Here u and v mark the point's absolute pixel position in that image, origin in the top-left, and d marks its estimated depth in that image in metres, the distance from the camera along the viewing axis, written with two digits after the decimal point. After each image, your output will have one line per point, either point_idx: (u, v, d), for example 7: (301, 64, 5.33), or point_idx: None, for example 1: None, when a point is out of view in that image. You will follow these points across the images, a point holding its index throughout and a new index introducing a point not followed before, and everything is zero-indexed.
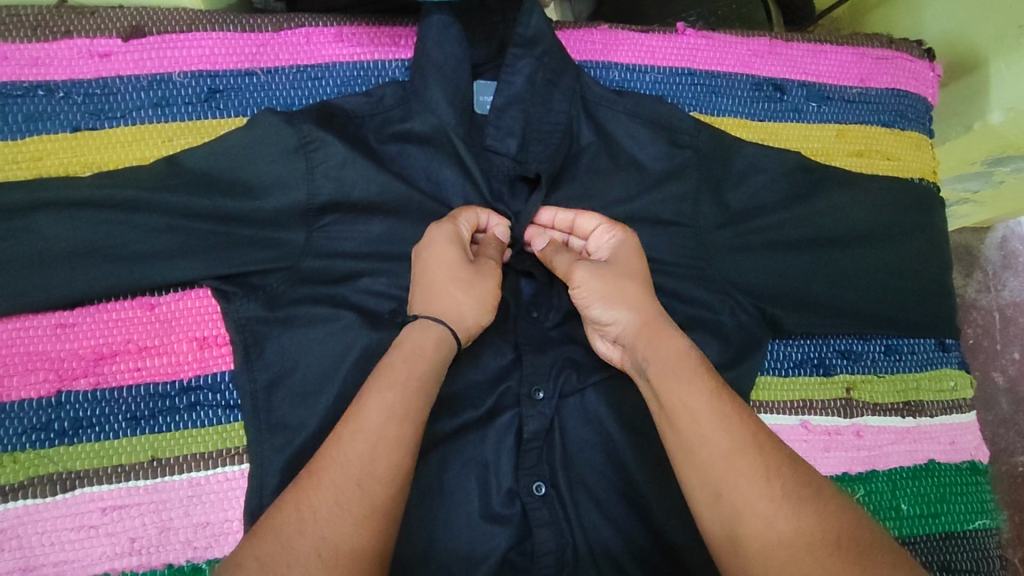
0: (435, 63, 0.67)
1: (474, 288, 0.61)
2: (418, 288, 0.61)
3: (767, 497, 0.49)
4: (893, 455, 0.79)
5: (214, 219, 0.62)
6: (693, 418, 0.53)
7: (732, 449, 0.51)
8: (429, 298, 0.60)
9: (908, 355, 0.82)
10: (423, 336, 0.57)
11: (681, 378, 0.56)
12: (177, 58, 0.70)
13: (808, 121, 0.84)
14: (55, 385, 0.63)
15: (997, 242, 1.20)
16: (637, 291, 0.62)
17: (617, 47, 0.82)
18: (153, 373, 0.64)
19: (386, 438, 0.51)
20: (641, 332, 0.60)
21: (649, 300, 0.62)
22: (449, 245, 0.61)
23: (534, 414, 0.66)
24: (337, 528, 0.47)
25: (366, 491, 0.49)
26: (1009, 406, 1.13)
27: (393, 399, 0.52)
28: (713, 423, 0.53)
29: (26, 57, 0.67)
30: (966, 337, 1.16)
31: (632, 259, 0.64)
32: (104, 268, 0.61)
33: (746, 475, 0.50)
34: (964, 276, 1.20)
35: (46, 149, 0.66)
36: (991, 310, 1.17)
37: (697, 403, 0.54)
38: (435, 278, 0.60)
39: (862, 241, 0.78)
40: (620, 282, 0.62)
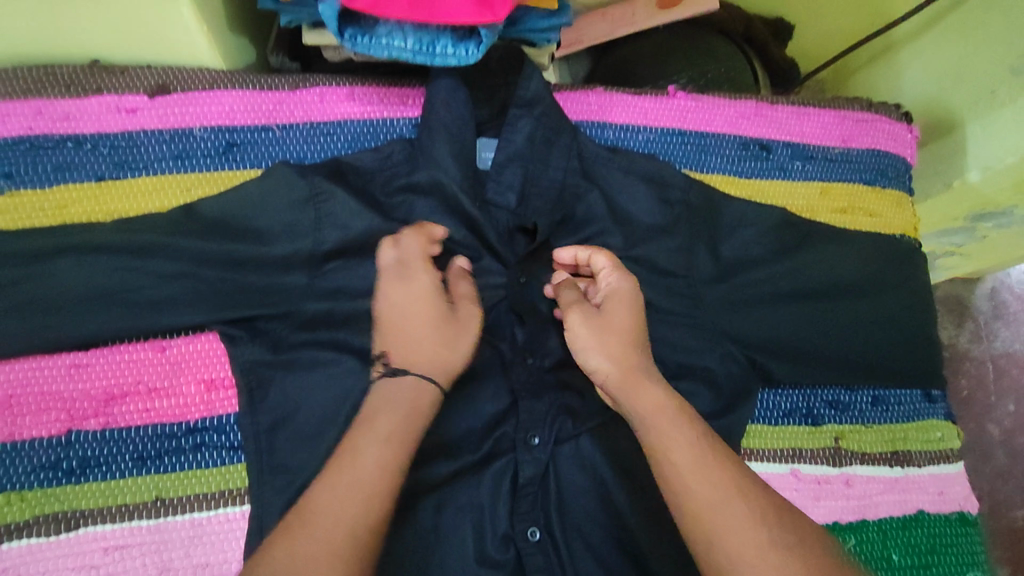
0: (442, 121, 0.72)
1: (461, 337, 0.63)
2: (399, 343, 0.62)
3: (757, 538, 0.51)
4: (882, 505, 0.80)
5: (229, 266, 0.66)
6: (685, 465, 0.56)
7: (722, 493, 0.54)
8: (415, 355, 0.61)
9: (895, 405, 0.84)
10: (411, 393, 0.59)
11: (670, 429, 0.58)
12: (198, 113, 0.74)
13: (793, 179, 0.88)
14: (67, 424, 0.64)
15: (986, 293, 1.34)
16: (625, 343, 0.64)
17: (613, 108, 0.87)
18: (161, 414, 0.66)
19: (380, 491, 0.53)
20: (624, 380, 0.62)
21: (634, 351, 0.63)
22: (427, 299, 0.63)
23: (529, 459, 0.67)
24: (332, 553, 0.49)
25: (356, 536, 0.50)
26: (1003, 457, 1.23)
27: (388, 435, 0.56)
28: (698, 469, 0.55)
29: (58, 111, 0.71)
30: (960, 388, 1.28)
31: (631, 313, 0.66)
32: (118, 312, 0.64)
33: (736, 517, 0.52)
34: (956, 326, 1.32)
35: (72, 198, 0.70)
36: (984, 360, 1.29)
37: (685, 450, 0.56)
38: (420, 334, 0.62)
39: (847, 293, 0.82)
40: (606, 331, 0.64)
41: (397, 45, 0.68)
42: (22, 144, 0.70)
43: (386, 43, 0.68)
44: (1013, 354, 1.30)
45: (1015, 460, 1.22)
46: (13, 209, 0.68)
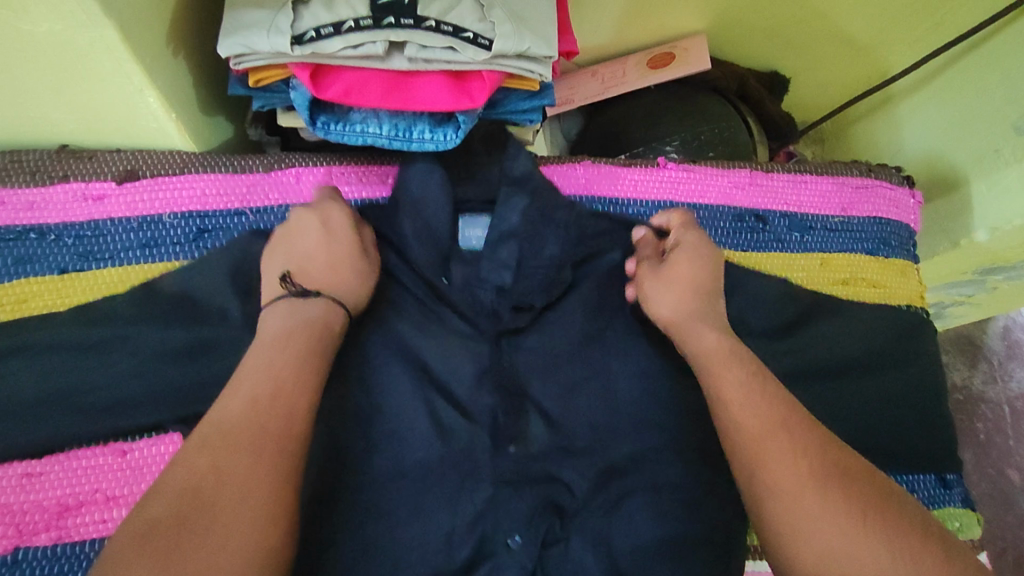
0: (411, 199, 0.72)
1: (366, 273, 0.65)
2: (306, 267, 0.61)
3: (795, 472, 0.50)
4: None
5: (195, 366, 0.63)
6: (728, 397, 0.56)
7: (765, 426, 0.53)
8: (322, 280, 0.61)
9: (908, 492, 0.78)
10: (320, 312, 0.59)
11: (721, 366, 0.58)
12: (169, 199, 0.72)
13: (791, 251, 0.85)
14: (14, 541, 0.60)
15: (998, 332, 1.40)
16: (687, 285, 0.66)
17: (601, 181, 0.84)
18: (119, 525, 0.62)
19: (299, 409, 0.51)
20: (680, 326, 0.64)
21: (696, 301, 0.65)
22: (343, 232, 0.64)
23: (512, 564, 0.63)
24: (268, 462, 0.47)
25: (281, 450, 0.48)
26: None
27: (293, 340, 0.55)
28: (746, 408, 0.54)
29: (22, 201, 0.69)
30: (977, 434, 1.34)
31: (697, 261, 0.68)
32: (77, 414, 0.62)
33: (777, 451, 0.51)
34: (970, 367, 1.38)
35: (31, 292, 0.67)
36: (1000, 402, 1.35)
37: (733, 389, 0.56)
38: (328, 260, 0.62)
39: (851, 370, 0.78)
40: (671, 281, 0.66)
41: (371, 131, 0.66)
42: None
43: (360, 130, 0.66)
44: None
45: None
46: None
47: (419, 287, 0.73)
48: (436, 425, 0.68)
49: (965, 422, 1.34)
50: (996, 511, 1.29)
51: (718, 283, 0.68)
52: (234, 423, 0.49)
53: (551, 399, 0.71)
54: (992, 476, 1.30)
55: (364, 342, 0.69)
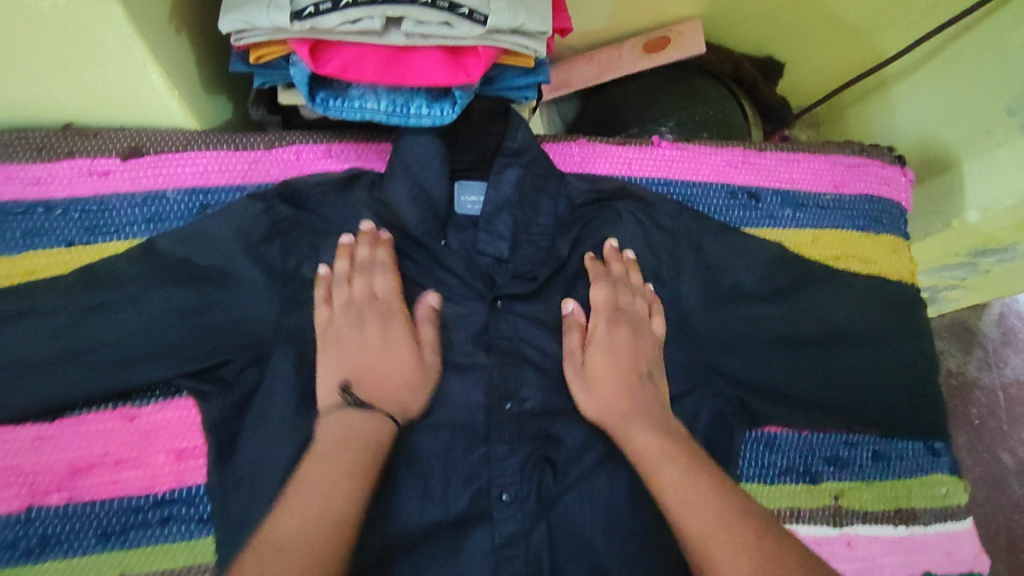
0: (408, 165, 0.73)
1: (423, 388, 0.70)
2: (361, 376, 0.67)
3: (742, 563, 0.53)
4: (887, 568, 0.75)
5: (204, 337, 0.67)
6: (672, 492, 0.60)
7: (714, 520, 0.57)
8: (376, 387, 0.67)
9: (896, 459, 0.80)
10: (379, 423, 0.64)
11: (661, 462, 0.62)
12: (171, 175, 0.74)
13: (783, 227, 0.86)
14: (27, 500, 0.62)
15: (993, 319, 1.41)
16: (605, 383, 0.71)
17: (596, 159, 0.86)
18: (128, 486, 0.64)
19: (338, 506, 0.56)
20: (619, 425, 0.68)
21: (629, 396, 0.70)
22: (398, 342, 0.70)
23: (506, 517, 0.68)
24: (316, 546, 0.53)
25: (312, 539, 0.53)
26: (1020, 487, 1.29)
27: (350, 445, 0.61)
28: (687, 501, 0.58)
29: (30, 177, 0.71)
30: (972, 418, 1.35)
31: (614, 354, 0.72)
32: (86, 376, 0.64)
33: (723, 546, 0.55)
34: (965, 353, 1.39)
35: (39, 264, 0.69)
36: (994, 388, 1.36)
37: (673, 485, 0.60)
38: (386, 373, 0.68)
39: (841, 338, 0.80)
40: (606, 373, 0.71)
41: (369, 107, 0.68)
42: None
43: (358, 106, 0.68)
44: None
45: None
46: None
47: (420, 253, 0.77)
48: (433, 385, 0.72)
49: (960, 404, 1.35)
50: (991, 492, 1.30)
51: (641, 365, 0.72)
52: (284, 529, 0.54)
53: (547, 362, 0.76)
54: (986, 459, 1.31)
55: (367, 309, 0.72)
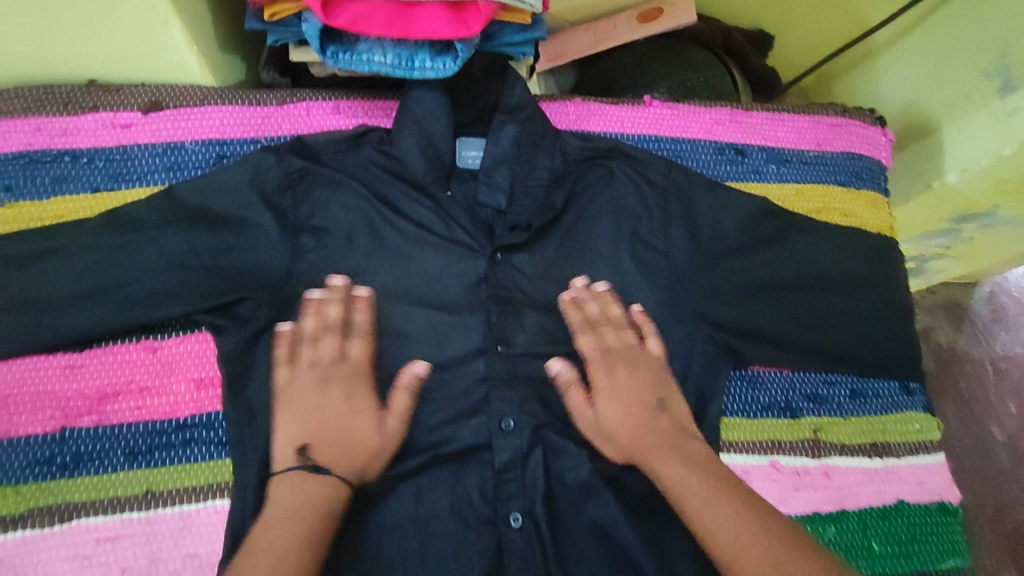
0: (415, 117, 0.77)
1: (385, 452, 0.67)
2: (320, 441, 0.65)
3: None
4: (862, 496, 0.80)
5: (222, 277, 0.71)
6: (701, 515, 0.62)
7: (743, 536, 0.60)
8: (335, 454, 0.65)
9: (872, 398, 0.85)
10: (335, 490, 0.63)
11: (688, 489, 0.64)
12: (189, 128, 0.78)
13: (768, 181, 0.91)
14: (60, 422, 0.67)
15: (984, 297, 1.45)
16: (618, 435, 0.71)
17: (590, 117, 0.90)
18: (153, 411, 0.68)
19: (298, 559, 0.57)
20: (646, 458, 0.68)
21: (645, 429, 0.70)
22: (363, 404, 0.68)
23: (504, 444, 0.72)
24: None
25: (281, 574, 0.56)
26: (1009, 460, 1.31)
27: (300, 512, 0.60)
28: (717, 523, 0.61)
29: (56, 128, 0.75)
30: (962, 391, 1.38)
31: (619, 397, 0.72)
32: (110, 309, 0.68)
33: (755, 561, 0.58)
34: (955, 328, 1.43)
35: (68, 208, 0.74)
36: (983, 361, 1.40)
37: (703, 508, 0.63)
38: (344, 436, 0.66)
39: (821, 284, 0.84)
40: (615, 418, 0.71)
41: (377, 60, 0.72)
42: (22, 159, 0.74)
43: (366, 59, 0.72)
44: (1012, 356, 1.40)
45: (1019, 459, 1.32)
46: (15, 220, 0.72)
47: (424, 199, 0.79)
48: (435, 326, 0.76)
49: (949, 378, 1.38)
50: (983, 465, 1.31)
51: (647, 400, 0.72)
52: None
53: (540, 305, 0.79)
54: (976, 430, 1.34)
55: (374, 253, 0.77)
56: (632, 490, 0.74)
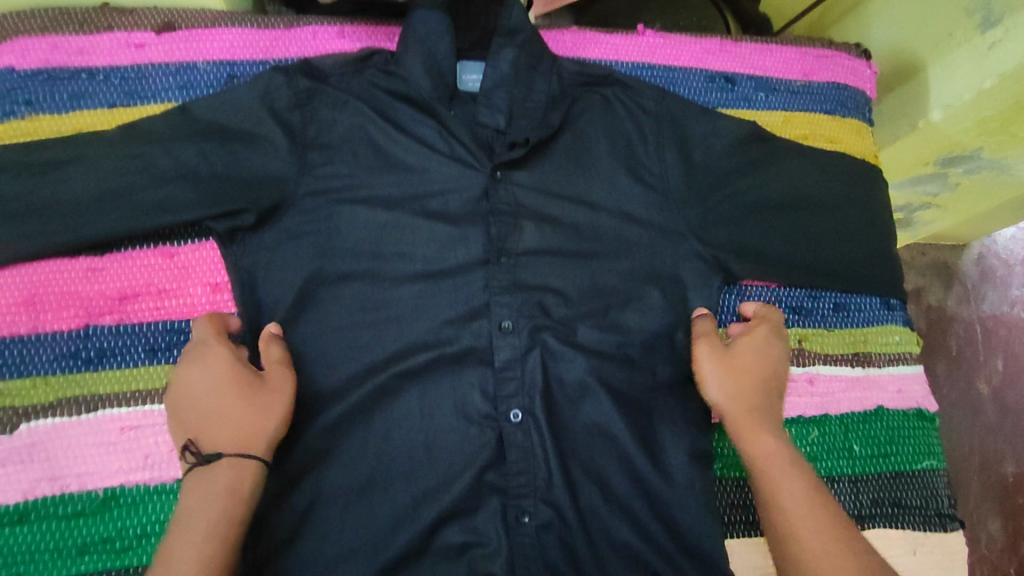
0: (419, 37, 0.80)
1: (278, 412, 0.67)
2: (205, 427, 0.65)
3: (824, 527, 0.62)
4: (843, 402, 0.85)
5: (234, 187, 0.74)
6: (771, 460, 0.67)
7: (803, 488, 0.65)
8: (226, 433, 0.64)
9: (855, 312, 0.90)
10: (238, 469, 0.63)
11: (769, 446, 0.69)
12: (200, 49, 0.81)
13: (756, 108, 0.94)
14: (84, 319, 0.73)
15: (973, 259, 1.43)
16: (745, 381, 0.74)
17: (586, 46, 0.93)
18: (171, 311, 0.75)
19: (211, 553, 0.58)
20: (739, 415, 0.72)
21: (755, 396, 0.73)
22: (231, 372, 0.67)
23: (504, 344, 0.75)
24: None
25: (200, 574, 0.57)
26: (995, 414, 1.32)
27: (209, 502, 0.61)
28: (783, 471, 0.66)
29: (72, 47, 0.78)
30: (952, 349, 1.37)
31: (755, 355, 0.77)
32: (129, 214, 0.72)
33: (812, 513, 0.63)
34: (945, 289, 1.41)
35: (86, 122, 0.77)
36: (972, 321, 1.38)
37: (770, 454, 0.68)
38: (231, 411, 0.66)
39: (807, 204, 0.87)
40: (734, 374, 0.74)
41: None
42: (41, 75, 0.77)
43: None
44: (1000, 316, 1.38)
45: (1006, 415, 1.32)
46: (37, 132, 0.76)
47: (426, 119, 0.82)
48: (437, 237, 0.78)
49: (939, 334, 1.37)
50: (969, 419, 1.32)
51: (783, 370, 0.76)
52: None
53: (536, 218, 0.80)
54: (964, 388, 1.34)
55: (377, 170, 0.79)
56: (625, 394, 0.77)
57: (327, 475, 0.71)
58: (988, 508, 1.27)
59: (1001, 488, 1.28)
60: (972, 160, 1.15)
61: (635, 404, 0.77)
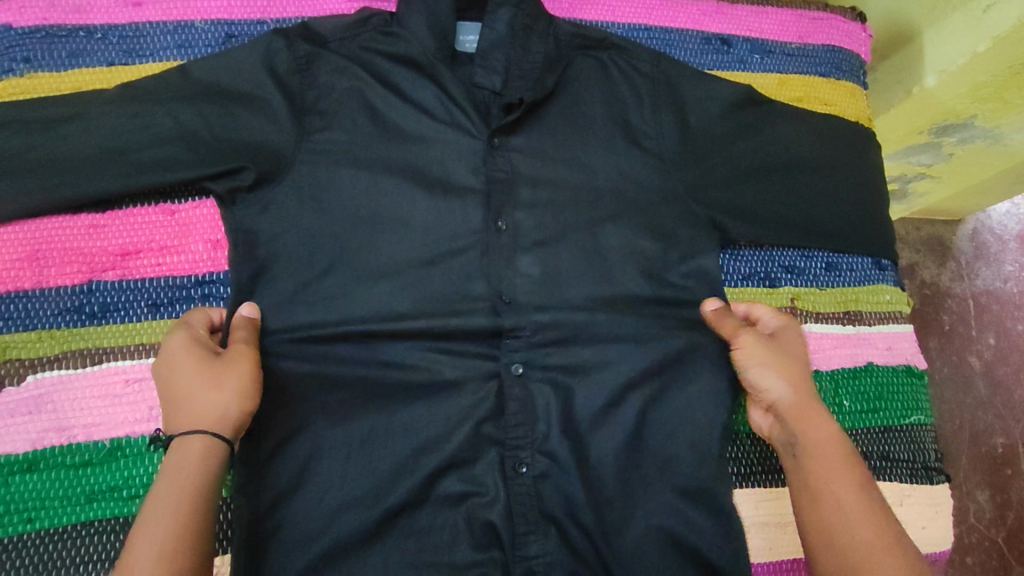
0: None
1: (236, 386, 0.67)
2: (171, 406, 0.66)
3: (853, 503, 0.65)
4: (834, 358, 0.88)
5: (234, 146, 0.75)
6: (812, 441, 0.70)
7: (838, 461, 0.68)
8: (189, 410, 0.65)
9: (847, 271, 0.91)
10: (206, 442, 0.64)
11: (813, 424, 0.70)
12: (198, 8, 0.82)
13: (751, 70, 0.95)
14: (87, 275, 0.75)
15: (968, 234, 1.44)
16: (796, 370, 0.74)
17: (583, 7, 0.94)
18: (172, 268, 0.76)
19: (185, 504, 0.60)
20: (796, 405, 0.72)
21: (806, 381, 0.73)
22: (184, 352, 0.69)
23: (502, 303, 0.77)
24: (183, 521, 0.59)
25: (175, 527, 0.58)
26: (985, 387, 1.34)
27: (182, 467, 0.62)
28: (824, 449, 0.69)
29: (71, 5, 0.80)
30: (944, 324, 1.38)
31: (795, 346, 0.77)
32: (128, 170, 0.73)
33: (843, 488, 0.66)
34: (938, 266, 1.42)
35: (85, 81, 0.78)
36: (965, 297, 1.40)
37: (816, 435, 0.70)
38: (192, 388, 0.66)
39: (801, 166, 0.88)
40: (780, 359, 0.74)
41: None
42: (40, 33, 0.78)
43: None
44: (992, 291, 1.40)
45: (996, 389, 1.34)
46: (36, 90, 0.77)
47: (423, 79, 0.82)
48: (436, 197, 0.79)
49: (932, 309, 1.39)
50: (960, 393, 1.34)
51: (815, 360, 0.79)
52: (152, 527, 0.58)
53: (535, 179, 0.81)
54: (955, 362, 1.35)
55: (376, 132, 0.80)
56: (622, 352, 0.78)
57: (329, 429, 0.72)
58: (974, 481, 1.29)
59: (988, 460, 1.30)
60: (966, 129, 1.15)
61: (633, 362, 0.78)
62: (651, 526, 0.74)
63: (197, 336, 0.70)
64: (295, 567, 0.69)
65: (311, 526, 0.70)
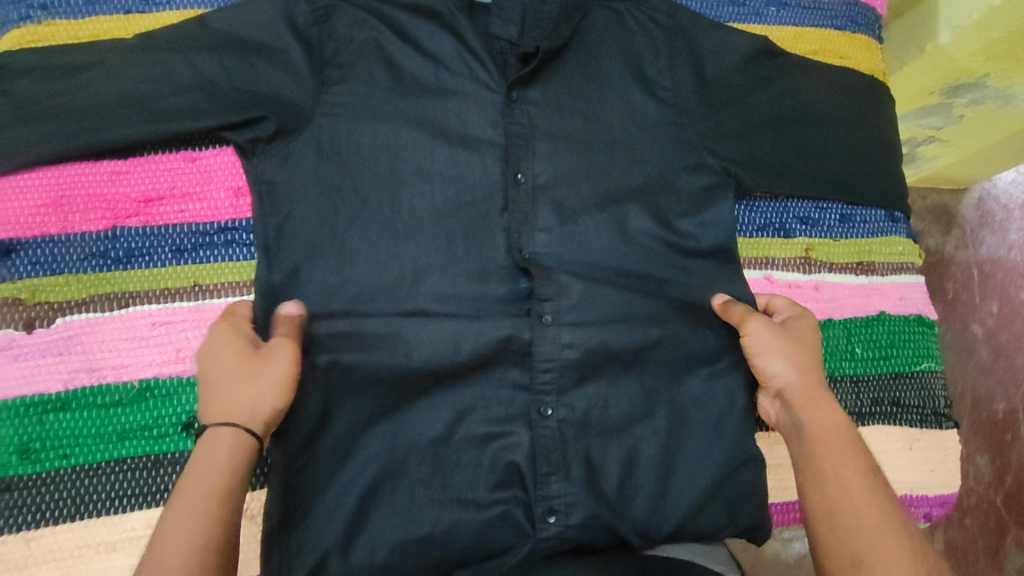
0: None
1: (274, 382, 0.66)
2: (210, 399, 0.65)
3: (858, 487, 0.64)
4: (847, 307, 0.89)
5: (253, 96, 0.75)
6: (818, 425, 0.69)
7: (843, 444, 0.67)
8: (225, 404, 0.64)
9: (861, 224, 0.92)
10: (237, 438, 0.63)
11: (816, 409, 0.70)
12: None
13: (767, 23, 0.95)
14: (111, 221, 0.75)
15: (973, 203, 1.42)
16: (804, 357, 0.73)
17: None
18: (195, 215, 0.77)
19: (210, 493, 0.59)
20: (801, 390, 0.71)
21: (815, 368, 0.73)
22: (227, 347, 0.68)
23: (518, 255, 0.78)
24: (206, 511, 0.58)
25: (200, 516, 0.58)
26: (987, 354, 1.35)
27: (211, 459, 0.61)
28: (827, 431, 0.68)
29: None
30: (948, 292, 1.39)
31: (812, 337, 0.76)
32: (150, 117, 0.73)
33: (848, 472, 0.65)
34: (944, 234, 1.42)
35: (102, 28, 0.78)
36: (970, 265, 1.39)
37: (820, 418, 0.69)
38: (231, 381, 0.65)
39: (817, 118, 0.88)
40: (789, 346, 0.73)
41: None
42: None
43: None
44: (998, 259, 1.39)
45: (999, 355, 1.35)
46: (55, 37, 0.77)
47: (438, 30, 0.81)
48: (452, 150, 0.79)
49: (937, 277, 1.39)
50: (961, 359, 1.35)
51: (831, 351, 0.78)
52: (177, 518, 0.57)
53: (552, 131, 0.81)
54: (957, 328, 1.37)
55: (392, 85, 0.79)
56: (637, 303, 0.79)
57: (352, 376, 0.74)
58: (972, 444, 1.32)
59: (987, 425, 1.33)
60: (977, 89, 1.14)
61: (649, 313, 0.79)
62: (664, 470, 0.76)
63: (240, 330, 0.70)
64: (319, 507, 0.71)
65: (337, 468, 0.72)
